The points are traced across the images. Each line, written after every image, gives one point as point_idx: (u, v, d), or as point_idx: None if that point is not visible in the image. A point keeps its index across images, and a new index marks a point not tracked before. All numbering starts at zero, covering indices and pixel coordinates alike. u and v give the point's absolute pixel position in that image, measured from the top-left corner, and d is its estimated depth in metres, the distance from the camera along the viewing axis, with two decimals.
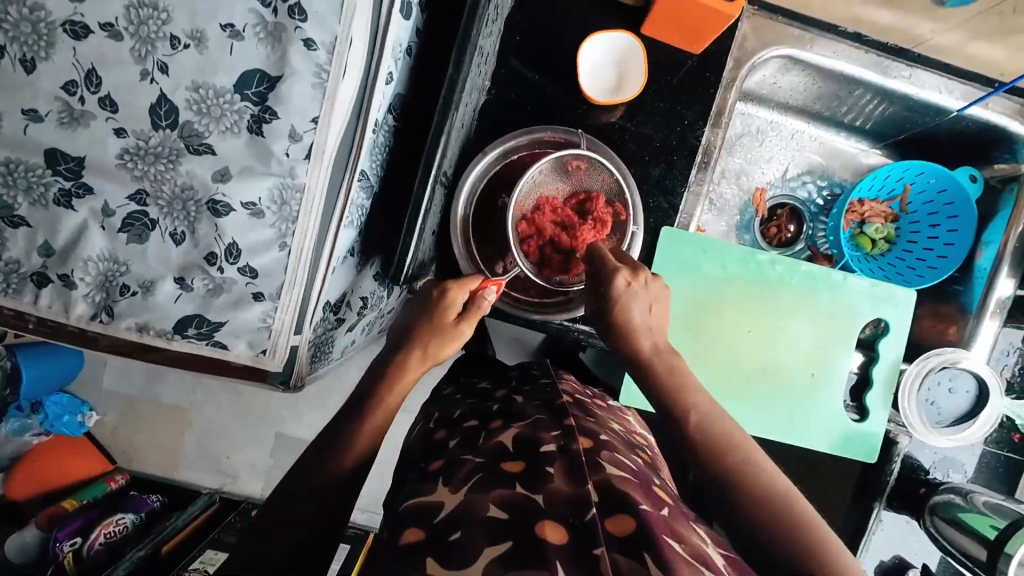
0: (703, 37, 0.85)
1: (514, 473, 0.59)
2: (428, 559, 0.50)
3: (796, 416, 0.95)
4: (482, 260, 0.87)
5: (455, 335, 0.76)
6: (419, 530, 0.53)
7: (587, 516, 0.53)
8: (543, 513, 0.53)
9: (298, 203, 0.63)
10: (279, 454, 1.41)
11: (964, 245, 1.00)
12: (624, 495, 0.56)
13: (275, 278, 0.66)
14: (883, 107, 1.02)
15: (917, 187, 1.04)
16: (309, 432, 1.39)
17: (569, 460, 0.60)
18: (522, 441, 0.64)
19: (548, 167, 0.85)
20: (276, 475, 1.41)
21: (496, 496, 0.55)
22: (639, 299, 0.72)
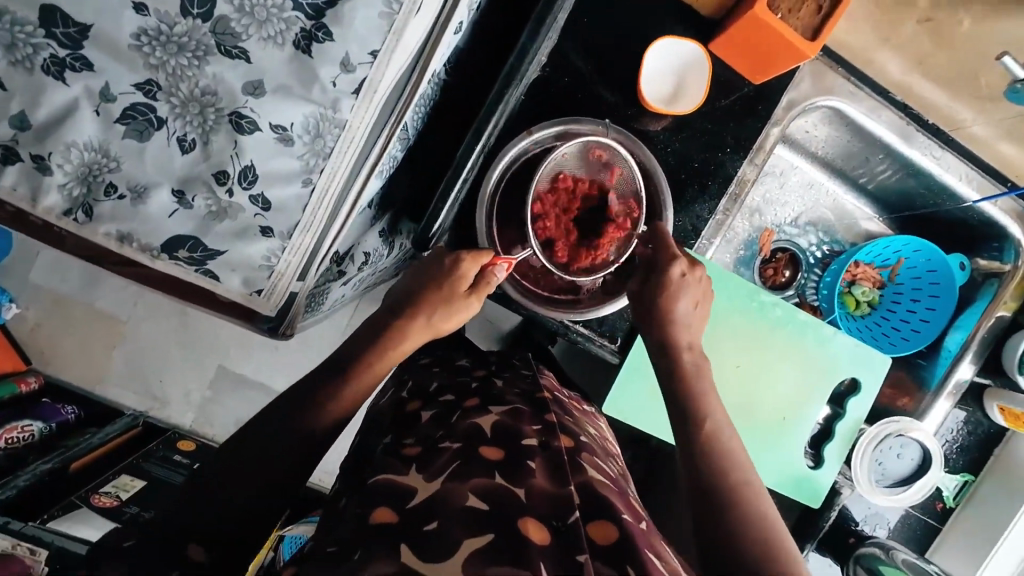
0: (773, 65, 0.82)
1: (493, 461, 0.52)
2: (401, 544, 0.44)
3: (761, 453, 0.98)
4: (501, 243, 0.83)
5: (464, 308, 0.70)
6: (392, 511, 0.47)
7: (571, 519, 0.47)
8: (525, 508, 0.47)
9: (334, 140, 0.57)
10: (218, 389, 1.31)
11: (937, 324, 1.06)
12: (609, 502, 0.51)
13: (289, 215, 0.60)
14: (904, 180, 1.05)
15: (909, 263, 1.09)
16: (254, 372, 1.31)
17: (551, 457, 0.54)
18: (503, 431, 0.57)
19: (572, 151, 0.82)
20: (211, 412, 1.31)
21: (474, 485, 0.49)
22: (692, 290, 0.69)
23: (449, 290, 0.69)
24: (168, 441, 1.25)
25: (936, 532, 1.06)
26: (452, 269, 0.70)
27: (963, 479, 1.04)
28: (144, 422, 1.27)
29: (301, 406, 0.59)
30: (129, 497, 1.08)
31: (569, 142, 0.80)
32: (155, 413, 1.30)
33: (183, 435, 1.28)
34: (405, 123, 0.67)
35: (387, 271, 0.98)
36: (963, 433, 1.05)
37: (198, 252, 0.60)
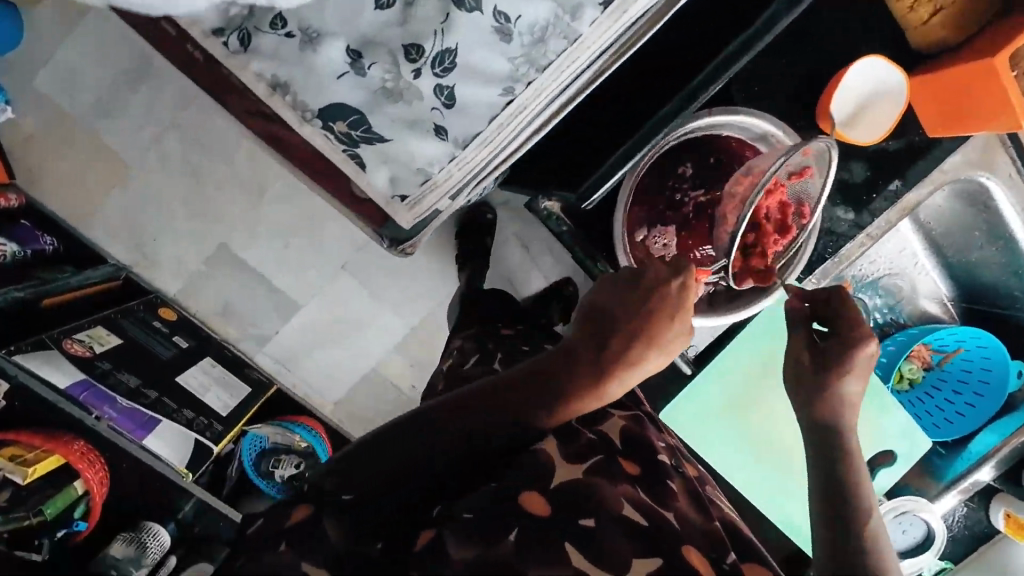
0: (966, 123, 0.77)
1: (633, 475, 0.51)
2: (566, 543, 0.43)
3: (782, 492, 0.99)
4: (632, 220, 0.77)
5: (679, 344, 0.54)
6: (544, 501, 0.45)
7: (729, 558, 0.47)
8: (684, 537, 0.47)
9: (557, 54, 0.48)
10: (213, 265, 1.22)
11: (971, 420, 1.10)
12: (753, 545, 0.52)
13: (471, 122, 0.51)
14: (1000, 275, 1.06)
15: (967, 354, 1.08)
16: (255, 260, 1.23)
17: (686, 485, 0.54)
18: (634, 438, 0.55)
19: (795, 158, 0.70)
20: (201, 286, 1.22)
21: (629, 494, 0.48)
22: (860, 372, 0.56)
23: (660, 314, 0.52)
24: (150, 305, 1.13)
25: None
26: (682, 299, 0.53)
27: (944, 565, 1.11)
28: (127, 277, 1.15)
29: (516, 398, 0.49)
30: (105, 353, 0.96)
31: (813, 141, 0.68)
32: (141, 271, 1.19)
33: (167, 303, 1.17)
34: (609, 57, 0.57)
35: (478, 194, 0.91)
36: (958, 525, 1.11)
37: (358, 129, 0.51)
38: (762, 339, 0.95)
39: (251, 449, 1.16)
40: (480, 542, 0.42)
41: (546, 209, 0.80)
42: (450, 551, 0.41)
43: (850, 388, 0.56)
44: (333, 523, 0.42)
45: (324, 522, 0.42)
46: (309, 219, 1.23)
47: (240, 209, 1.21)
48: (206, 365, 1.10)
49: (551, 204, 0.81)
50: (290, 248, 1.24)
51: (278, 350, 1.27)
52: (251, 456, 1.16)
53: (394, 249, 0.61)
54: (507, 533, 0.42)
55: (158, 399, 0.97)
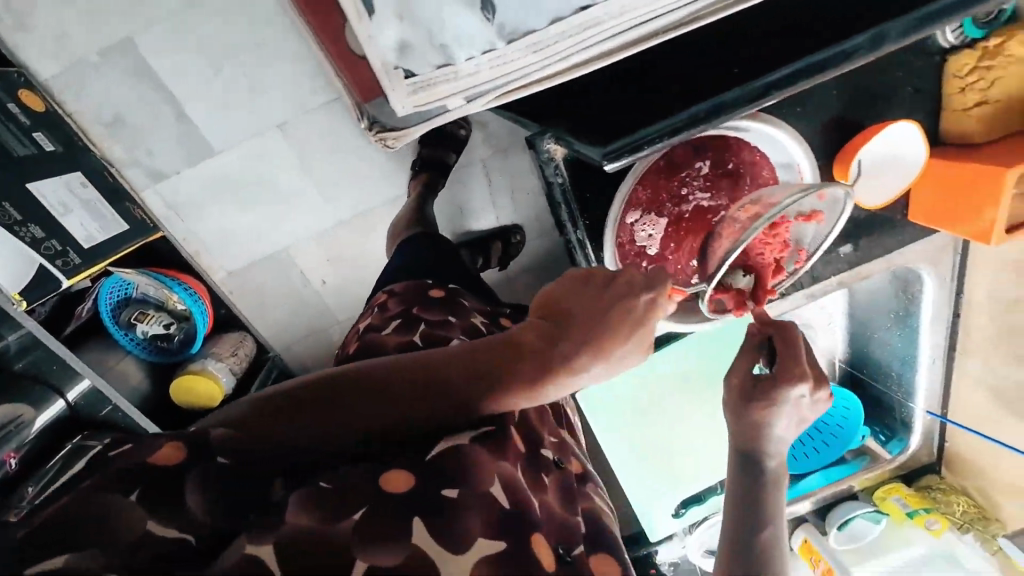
0: (951, 223, 0.78)
1: (520, 450, 0.45)
2: (415, 517, 0.37)
3: (646, 486, 1.08)
4: (631, 203, 0.72)
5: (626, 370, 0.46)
6: (408, 479, 0.40)
7: (577, 553, 0.41)
8: (538, 524, 0.40)
9: None
10: (109, 60, 0.93)
11: (811, 463, 1.27)
12: (615, 538, 0.45)
13: (526, 14, 0.44)
14: (890, 360, 1.13)
15: (833, 413, 1.22)
16: (171, 77, 0.95)
17: (562, 478, 0.47)
18: (525, 427, 0.48)
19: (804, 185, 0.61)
20: (86, 80, 0.93)
21: (502, 471, 0.42)
22: (787, 410, 0.57)
23: (619, 338, 0.44)
24: (7, 83, 0.87)
25: None
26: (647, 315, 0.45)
27: None
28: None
29: (438, 380, 0.44)
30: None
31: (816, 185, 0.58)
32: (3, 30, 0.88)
33: (34, 86, 0.91)
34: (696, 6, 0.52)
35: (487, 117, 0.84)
36: None
37: None
38: (701, 352, 0.97)
39: (111, 295, 1.06)
40: (322, 513, 0.36)
41: (547, 153, 0.70)
42: (285, 515, 0.36)
43: (776, 422, 0.57)
44: (194, 491, 0.37)
45: (186, 492, 0.37)
46: (256, 52, 0.95)
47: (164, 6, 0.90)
48: (72, 181, 0.94)
49: (555, 147, 0.69)
50: (216, 79, 0.96)
51: (172, 192, 1.04)
52: (109, 303, 1.06)
53: (373, 126, 0.58)
54: (353, 510, 0.37)
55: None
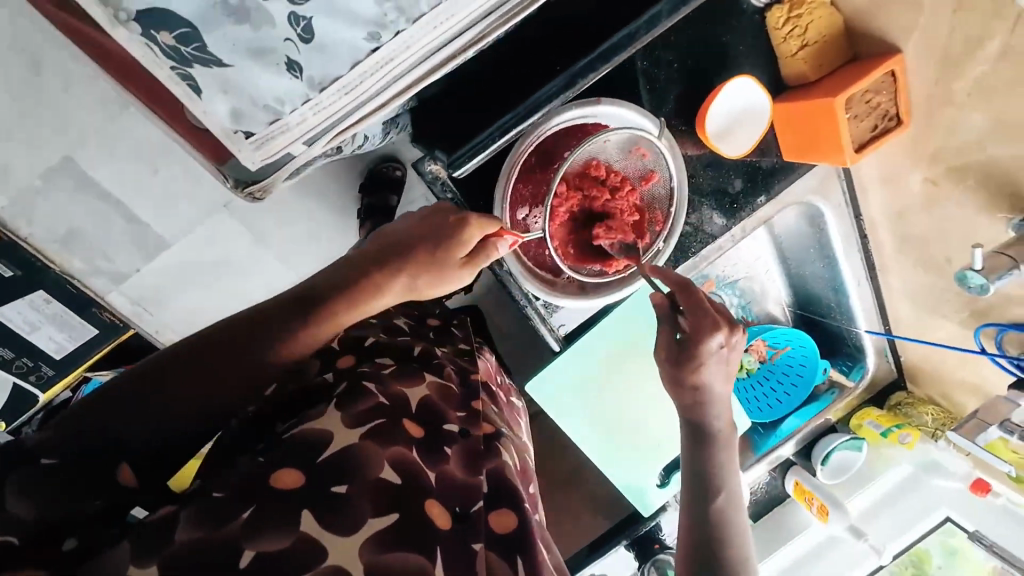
0: (800, 152, 0.89)
1: (414, 436, 0.52)
2: (304, 510, 0.42)
3: (622, 462, 1.11)
4: (518, 198, 0.79)
5: (453, 281, 0.64)
6: (300, 475, 0.45)
7: (473, 509, 0.48)
8: (431, 492, 0.47)
9: (425, 9, 0.48)
10: (52, 182, 0.98)
11: (786, 406, 1.29)
12: (514, 489, 0.53)
13: (327, 61, 0.49)
14: (823, 288, 1.17)
15: (793, 353, 1.26)
16: (115, 182, 1.02)
17: (469, 446, 0.54)
18: (429, 410, 0.55)
19: (617, 138, 0.79)
20: (31, 205, 0.98)
21: (393, 455, 0.48)
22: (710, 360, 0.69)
23: (436, 254, 0.62)
24: None
25: None
26: (455, 235, 0.63)
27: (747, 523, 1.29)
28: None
29: (244, 347, 0.52)
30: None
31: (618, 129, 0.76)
32: None
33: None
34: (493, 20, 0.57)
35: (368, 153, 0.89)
36: (762, 492, 1.31)
37: (189, 47, 0.46)
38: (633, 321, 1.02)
39: None
40: (211, 524, 0.40)
41: (430, 172, 0.78)
42: (175, 534, 0.40)
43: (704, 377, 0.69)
44: (17, 502, 0.41)
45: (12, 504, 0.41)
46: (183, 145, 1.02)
47: (94, 121, 0.98)
48: (36, 300, 1.00)
49: (437, 167, 0.78)
50: (156, 176, 1.04)
51: (136, 289, 1.10)
52: None
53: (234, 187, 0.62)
54: (242, 511, 0.41)
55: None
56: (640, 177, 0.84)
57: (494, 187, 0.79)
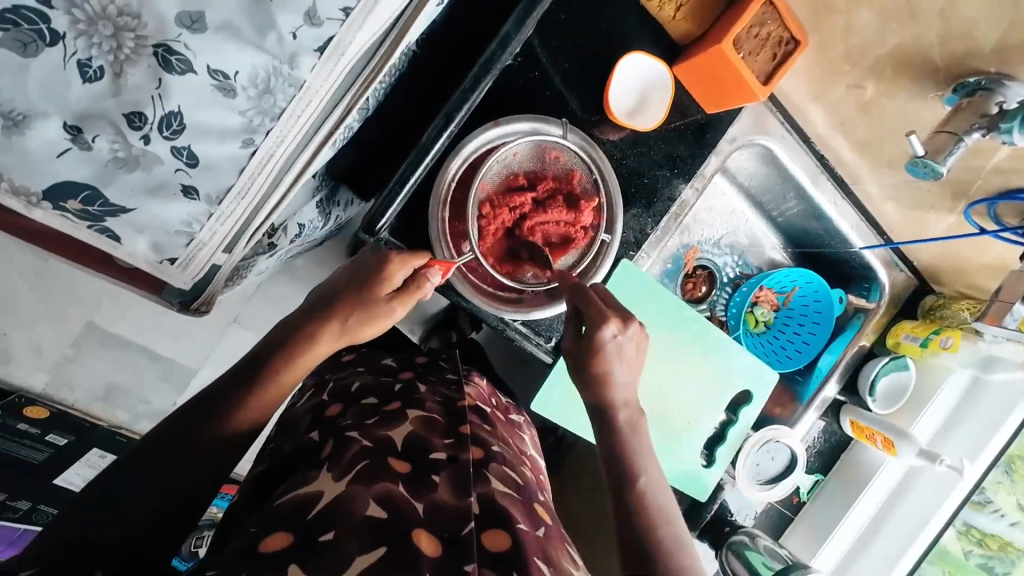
0: (714, 100, 0.90)
1: (400, 472, 0.57)
2: (292, 564, 0.47)
3: (656, 452, 1.08)
4: (452, 235, 0.80)
5: (384, 314, 0.71)
6: (288, 535, 0.49)
7: (463, 532, 0.52)
8: (420, 521, 0.52)
9: (285, 102, 0.50)
10: (81, 349, 1.09)
11: (816, 346, 1.19)
12: (505, 511, 0.56)
13: (219, 177, 0.52)
14: (802, 217, 1.14)
15: (801, 291, 1.17)
16: (131, 332, 1.11)
17: (457, 470, 0.58)
18: (413, 444, 0.61)
19: (525, 147, 0.83)
20: (69, 374, 1.08)
21: (378, 491, 0.53)
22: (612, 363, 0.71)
23: (364, 294, 0.70)
24: (12, 407, 1.01)
25: (789, 522, 1.21)
26: (376, 274, 0.71)
27: (816, 478, 1.21)
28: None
29: (194, 428, 0.61)
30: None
31: (518, 140, 0.81)
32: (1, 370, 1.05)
33: (33, 400, 1.05)
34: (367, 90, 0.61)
35: (314, 239, 0.92)
36: (820, 441, 1.21)
37: (94, 204, 0.50)
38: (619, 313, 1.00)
39: None
40: None
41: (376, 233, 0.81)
42: None
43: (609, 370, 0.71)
44: None
45: None
46: None
47: (99, 285, 1.08)
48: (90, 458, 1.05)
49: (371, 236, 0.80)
50: (164, 315, 1.13)
51: None
52: None
53: (184, 309, 0.65)
54: None
55: (33, 508, 0.89)
56: (562, 177, 0.86)
57: (428, 232, 0.81)
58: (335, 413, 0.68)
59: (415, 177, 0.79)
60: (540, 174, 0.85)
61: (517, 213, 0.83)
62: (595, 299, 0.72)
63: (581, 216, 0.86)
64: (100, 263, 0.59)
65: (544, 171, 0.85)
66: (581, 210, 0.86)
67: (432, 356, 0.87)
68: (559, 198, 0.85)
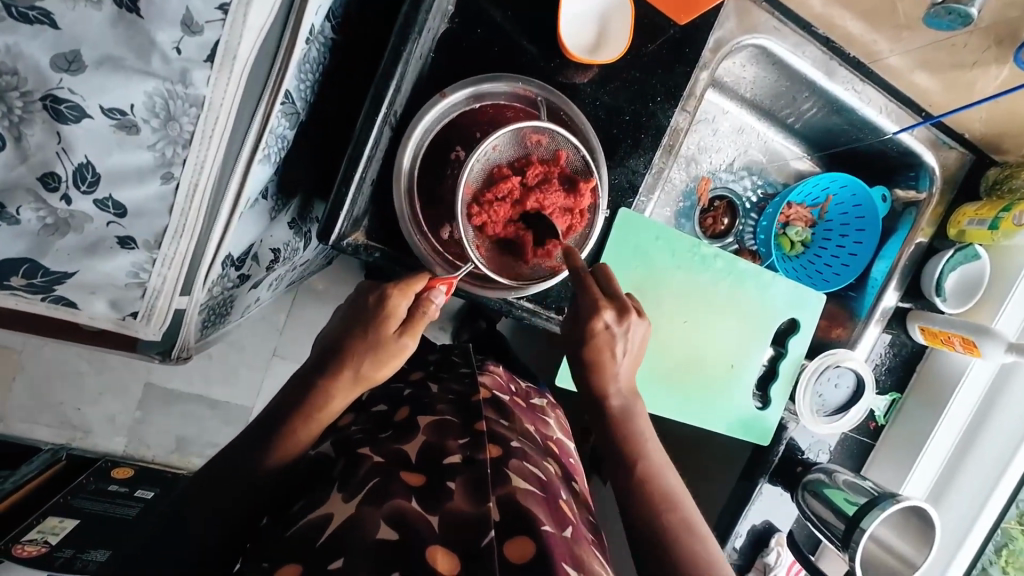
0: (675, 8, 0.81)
1: (413, 485, 0.49)
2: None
3: (701, 404, 1.00)
4: (427, 222, 0.74)
5: (398, 351, 0.59)
6: (298, 565, 0.42)
7: (484, 541, 0.44)
8: (435, 536, 0.44)
9: (192, 124, 0.47)
10: (147, 409, 1.11)
11: (865, 256, 1.05)
12: (530, 515, 0.48)
13: (152, 221, 0.50)
14: (823, 115, 1.00)
15: (838, 198, 1.05)
16: (184, 384, 1.11)
17: (474, 473, 0.51)
18: (428, 451, 0.53)
19: (503, 141, 0.72)
20: (143, 433, 1.11)
21: (388, 510, 0.45)
22: (615, 350, 0.66)
23: (370, 334, 0.58)
24: (100, 472, 1.04)
25: (870, 449, 1.11)
26: (378, 310, 0.59)
27: (891, 397, 1.09)
28: (69, 455, 1.05)
29: (237, 463, 0.52)
30: (62, 540, 0.94)
31: (497, 133, 0.69)
32: (79, 444, 1.08)
33: (119, 462, 1.08)
34: (288, 92, 0.58)
35: (307, 261, 0.90)
36: (888, 356, 1.09)
37: (38, 276, 0.48)
38: (630, 265, 0.92)
39: None
40: None
41: (350, 244, 0.73)
42: None
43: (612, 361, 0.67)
44: None
45: None
46: None
47: None
48: None
49: (352, 236, 0.73)
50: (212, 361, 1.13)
51: None
52: None
53: (167, 358, 0.65)
54: None
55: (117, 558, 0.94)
56: (550, 157, 0.75)
57: (401, 230, 0.75)
58: (344, 422, 0.63)
59: (370, 172, 0.71)
60: (525, 162, 0.74)
61: (510, 212, 0.74)
62: (592, 286, 0.66)
63: (580, 200, 0.76)
64: (74, 330, 0.61)
65: (528, 156, 0.74)
66: (580, 192, 0.76)
67: (444, 352, 0.80)
68: (555, 181, 0.75)
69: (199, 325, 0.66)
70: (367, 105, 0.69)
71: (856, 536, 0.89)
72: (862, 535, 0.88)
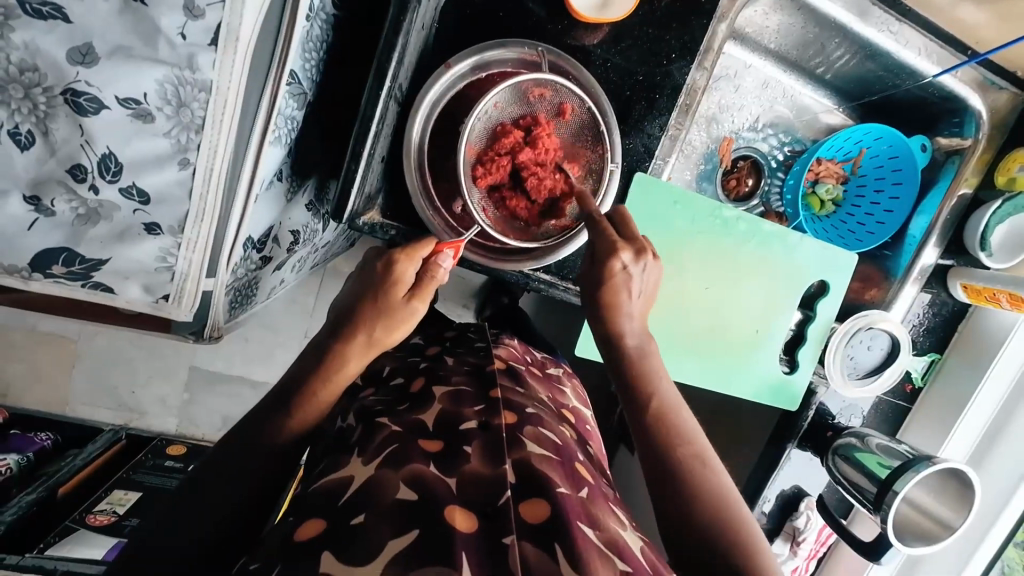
0: None
1: (432, 452, 0.51)
2: (326, 550, 0.41)
3: (725, 372, 0.99)
4: (438, 197, 0.74)
5: (408, 315, 0.60)
6: (322, 523, 0.44)
7: (500, 501, 0.46)
8: (452, 498, 0.46)
9: (202, 110, 0.48)
10: (194, 390, 1.18)
11: (902, 213, 0.99)
12: (545, 477, 0.49)
13: (173, 207, 0.52)
14: (856, 62, 0.94)
15: (871, 152, 0.99)
16: (225, 366, 1.17)
17: (491, 439, 0.52)
18: (444, 420, 0.55)
19: (505, 97, 0.72)
20: (192, 413, 1.18)
21: (408, 473, 0.47)
22: (632, 285, 0.65)
23: (379, 298, 0.60)
24: (158, 450, 1.12)
25: (906, 413, 1.07)
26: (386, 276, 0.60)
27: (930, 359, 1.05)
28: (128, 435, 1.13)
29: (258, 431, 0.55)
30: (129, 510, 0.99)
31: (499, 89, 0.69)
32: (137, 424, 1.16)
33: (172, 441, 1.15)
34: (292, 73, 0.58)
35: (328, 244, 0.92)
36: (927, 317, 1.04)
37: (75, 264, 0.51)
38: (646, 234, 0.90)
39: None
40: None
41: (365, 222, 0.74)
42: None
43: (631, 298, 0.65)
44: None
45: None
46: None
47: None
48: None
49: (368, 215, 0.74)
50: (249, 342, 1.17)
51: None
52: None
53: (198, 338, 0.69)
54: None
55: None
56: (553, 115, 0.75)
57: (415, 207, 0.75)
58: (367, 392, 0.65)
59: (380, 150, 0.71)
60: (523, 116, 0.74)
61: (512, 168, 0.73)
62: (608, 227, 0.65)
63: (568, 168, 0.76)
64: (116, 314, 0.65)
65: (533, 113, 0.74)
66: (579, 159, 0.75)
67: (463, 326, 0.81)
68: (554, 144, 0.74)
69: (227, 307, 0.69)
70: (370, 81, 0.67)
71: (887, 498, 0.86)
72: (895, 498, 0.85)
